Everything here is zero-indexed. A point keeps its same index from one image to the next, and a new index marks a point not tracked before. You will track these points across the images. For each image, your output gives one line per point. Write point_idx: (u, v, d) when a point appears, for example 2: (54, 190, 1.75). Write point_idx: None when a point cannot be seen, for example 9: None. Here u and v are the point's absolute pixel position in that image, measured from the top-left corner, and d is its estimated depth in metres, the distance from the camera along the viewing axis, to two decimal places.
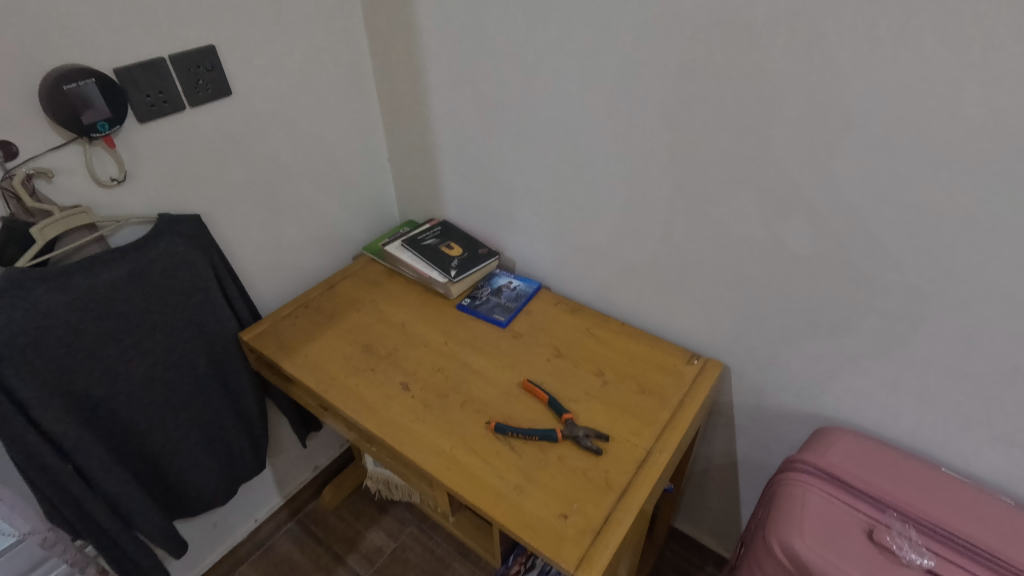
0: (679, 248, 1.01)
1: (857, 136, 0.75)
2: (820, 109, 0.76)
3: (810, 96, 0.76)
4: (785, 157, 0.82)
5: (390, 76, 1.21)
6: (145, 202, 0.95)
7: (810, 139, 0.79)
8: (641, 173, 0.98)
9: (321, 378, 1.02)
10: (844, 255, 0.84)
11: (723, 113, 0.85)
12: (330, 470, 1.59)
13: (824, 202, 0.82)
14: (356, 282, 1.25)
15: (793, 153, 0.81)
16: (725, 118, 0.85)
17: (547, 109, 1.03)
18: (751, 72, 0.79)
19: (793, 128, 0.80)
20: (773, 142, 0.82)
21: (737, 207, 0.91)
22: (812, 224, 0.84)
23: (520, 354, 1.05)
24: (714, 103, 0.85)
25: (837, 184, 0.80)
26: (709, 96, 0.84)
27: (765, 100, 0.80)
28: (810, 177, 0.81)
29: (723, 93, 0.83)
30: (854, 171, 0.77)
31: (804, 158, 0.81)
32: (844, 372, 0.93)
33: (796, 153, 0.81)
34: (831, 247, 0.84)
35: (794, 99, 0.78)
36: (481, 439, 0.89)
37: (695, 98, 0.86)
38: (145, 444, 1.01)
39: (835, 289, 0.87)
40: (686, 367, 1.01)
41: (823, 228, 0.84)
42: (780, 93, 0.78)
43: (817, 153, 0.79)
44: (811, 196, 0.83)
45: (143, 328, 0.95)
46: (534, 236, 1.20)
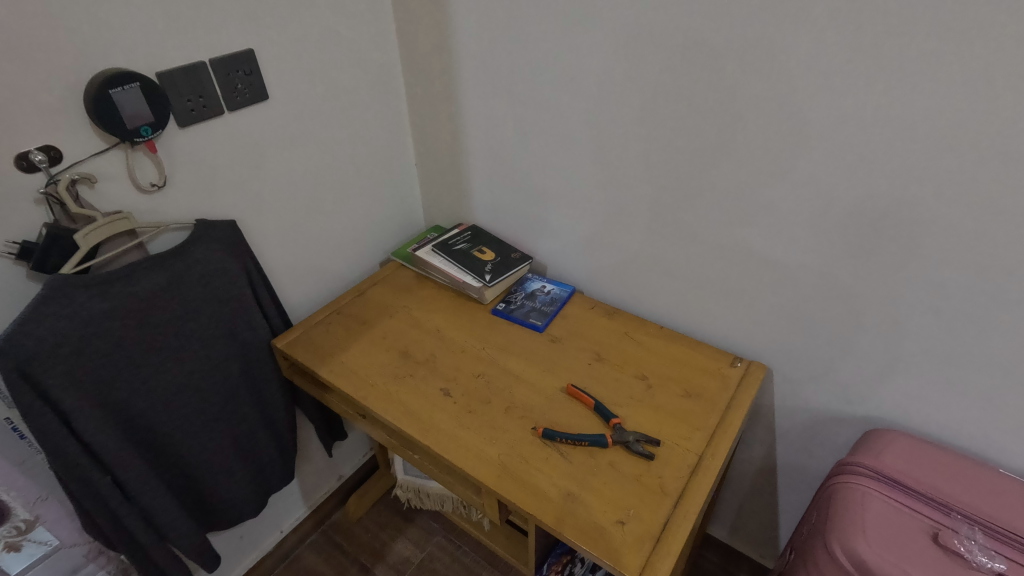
0: (721, 250, 0.99)
1: (919, 135, 0.73)
2: (879, 108, 0.74)
3: (869, 94, 0.74)
4: (834, 158, 0.81)
5: (421, 81, 1.20)
6: (182, 208, 0.93)
7: (866, 139, 0.77)
8: (682, 175, 0.96)
9: (360, 385, 1.00)
10: (895, 256, 0.82)
11: (774, 114, 0.83)
12: (353, 480, 1.57)
13: (879, 203, 0.80)
14: (387, 288, 1.24)
15: (847, 153, 0.79)
16: (774, 119, 0.83)
17: (585, 112, 1.02)
18: (804, 71, 0.78)
19: (850, 128, 0.77)
20: (822, 144, 0.81)
21: (786, 209, 0.89)
22: (865, 224, 0.83)
23: (560, 359, 1.04)
24: (764, 104, 0.83)
25: (889, 184, 0.78)
26: (759, 96, 0.83)
27: (816, 100, 0.79)
28: (866, 177, 0.79)
29: (774, 94, 0.81)
30: (912, 171, 0.76)
31: (860, 158, 0.79)
32: (893, 375, 0.91)
33: (852, 152, 0.79)
34: (885, 248, 0.83)
35: (853, 98, 0.76)
36: (529, 446, 0.88)
37: (743, 98, 0.84)
38: (181, 454, 0.99)
39: (886, 289, 0.85)
40: (729, 370, 1.00)
41: (878, 228, 0.82)
42: (836, 93, 0.76)
43: (872, 153, 0.77)
44: (865, 196, 0.81)
45: (180, 336, 0.93)
46: (566, 239, 1.19)
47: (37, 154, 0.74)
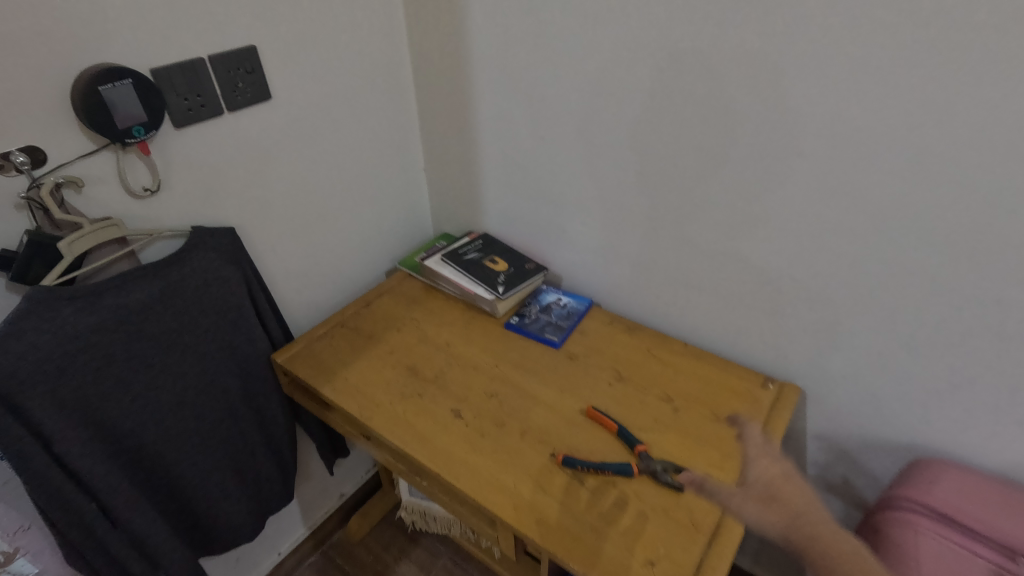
0: (753, 263, 0.92)
1: (986, 141, 0.66)
2: (938, 111, 0.68)
3: (926, 97, 0.68)
4: (883, 167, 0.74)
5: (432, 82, 1.15)
6: (178, 213, 0.87)
7: (921, 145, 0.70)
8: (712, 183, 0.90)
9: (365, 404, 0.93)
10: (948, 273, 0.75)
11: (818, 117, 0.76)
12: (356, 498, 1.50)
13: (933, 215, 0.73)
14: (393, 299, 1.17)
15: (899, 161, 0.72)
16: (818, 123, 0.76)
17: (606, 115, 0.95)
18: (852, 72, 0.71)
19: (905, 133, 0.71)
20: (870, 151, 0.74)
21: (827, 220, 0.82)
22: (915, 236, 0.76)
23: (578, 377, 0.97)
24: (807, 107, 0.76)
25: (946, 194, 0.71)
26: (801, 97, 0.76)
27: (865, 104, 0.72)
28: (918, 187, 0.72)
29: (818, 96, 0.75)
30: (974, 181, 0.69)
31: (915, 166, 0.72)
32: (941, 400, 0.84)
33: (906, 159, 0.72)
34: (939, 264, 0.75)
35: (910, 100, 0.69)
36: (547, 474, 0.81)
37: (782, 100, 0.78)
38: (173, 477, 0.93)
39: (936, 309, 0.78)
40: (760, 392, 0.93)
41: (931, 242, 0.75)
42: (890, 94, 0.70)
43: (926, 160, 0.70)
44: (917, 208, 0.73)
45: (174, 351, 0.87)
46: (583, 249, 1.13)
47: (19, 154, 0.68)
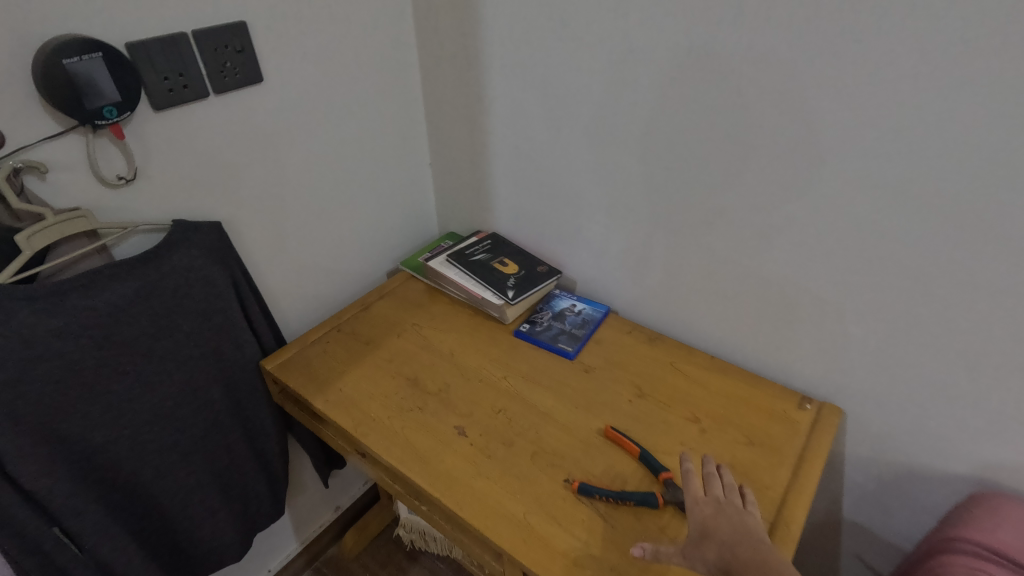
0: (792, 271, 0.83)
1: None
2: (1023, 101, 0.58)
3: (1009, 84, 0.59)
4: (950, 167, 0.65)
5: (440, 69, 1.06)
6: (158, 206, 0.79)
7: (1000, 142, 0.61)
8: (747, 181, 0.81)
9: (360, 419, 0.85)
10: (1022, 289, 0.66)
11: (876, 106, 0.67)
12: (353, 510, 1.41)
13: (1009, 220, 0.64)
14: (394, 302, 1.09)
15: (971, 159, 0.63)
16: (876, 114, 0.67)
17: (630, 106, 0.86)
18: (919, 56, 0.62)
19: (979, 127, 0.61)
20: (936, 147, 0.65)
21: (881, 225, 0.72)
22: (985, 247, 0.66)
23: (594, 393, 0.88)
24: (864, 95, 0.67)
25: None
26: (857, 84, 0.67)
27: (934, 92, 0.63)
28: (992, 189, 0.63)
29: (877, 82, 0.65)
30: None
31: (991, 164, 0.62)
32: (1005, 431, 0.75)
33: (981, 155, 0.63)
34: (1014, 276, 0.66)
35: (987, 88, 0.60)
36: (561, 504, 0.72)
37: (834, 88, 0.69)
38: (149, 496, 0.84)
39: (1004, 328, 0.69)
40: (797, 413, 0.84)
41: (1003, 253, 0.66)
42: (964, 81, 0.61)
43: (1004, 159, 0.61)
44: (989, 213, 0.64)
45: (152, 358, 0.79)
46: (600, 252, 1.04)
47: None
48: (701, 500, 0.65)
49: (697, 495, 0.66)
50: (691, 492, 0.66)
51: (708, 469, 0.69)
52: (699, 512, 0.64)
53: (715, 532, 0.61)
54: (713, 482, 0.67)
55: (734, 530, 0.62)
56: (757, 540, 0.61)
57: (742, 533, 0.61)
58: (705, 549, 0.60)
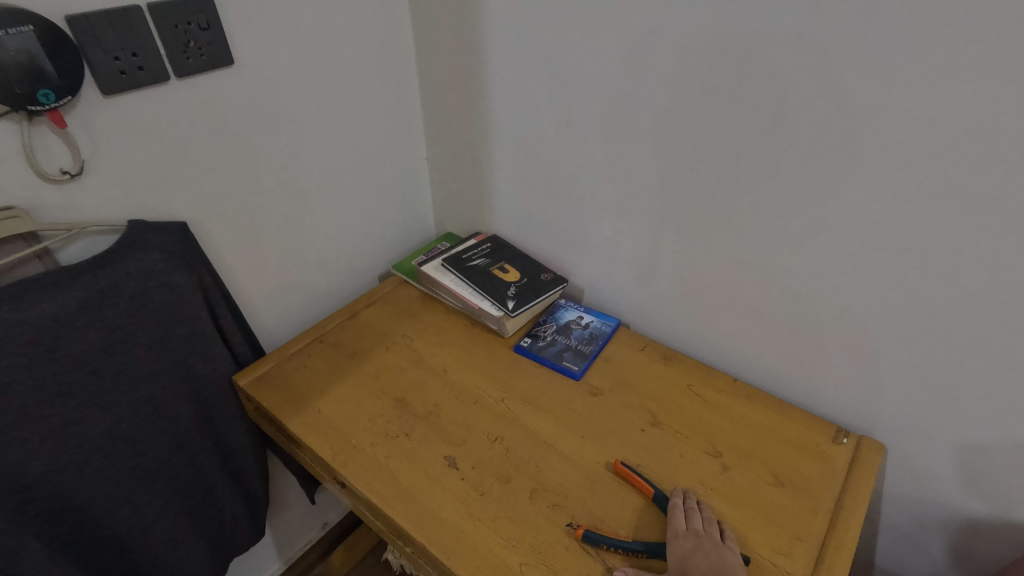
0: (831, 288, 0.72)
1: None
2: None
3: None
4: None
5: (436, 54, 0.96)
6: (111, 204, 0.70)
7: None
8: (783, 184, 0.70)
9: (339, 446, 0.76)
10: None
11: (946, 99, 0.56)
12: (342, 527, 1.33)
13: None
14: (384, 310, 1.00)
15: None
16: (942, 108, 0.57)
17: (647, 97, 0.76)
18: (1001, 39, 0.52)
19: None
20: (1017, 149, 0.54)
21: (942, 238, 0.62)
22: None
23: (603, 420, 0.78)
24: (928, 87, 0.57)
25: None
26: (921, 72, 0.57)
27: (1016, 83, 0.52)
28: None
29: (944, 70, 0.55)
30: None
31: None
32: None
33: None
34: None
35: None
36: (563, 554, 0.63)
37: (892, 77, 0.58)
38: (105, 529, 0.75)
39: None
40: (833, 449, 0.74)
41: None
42: None
43: None
44: None
45: (104, 376, 0.70)
46: (610, 260, 0.94)
47: None
48: (680, 534, 0.62)
49: (676, 530, 0.63)
50: (671, 527, 0.63)
51: (689, 503, 0.66)
52: (676, 547, 0.61)
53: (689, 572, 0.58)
54: (693, 517, 0.64)
55: (711, 569, 0.58)
56: None
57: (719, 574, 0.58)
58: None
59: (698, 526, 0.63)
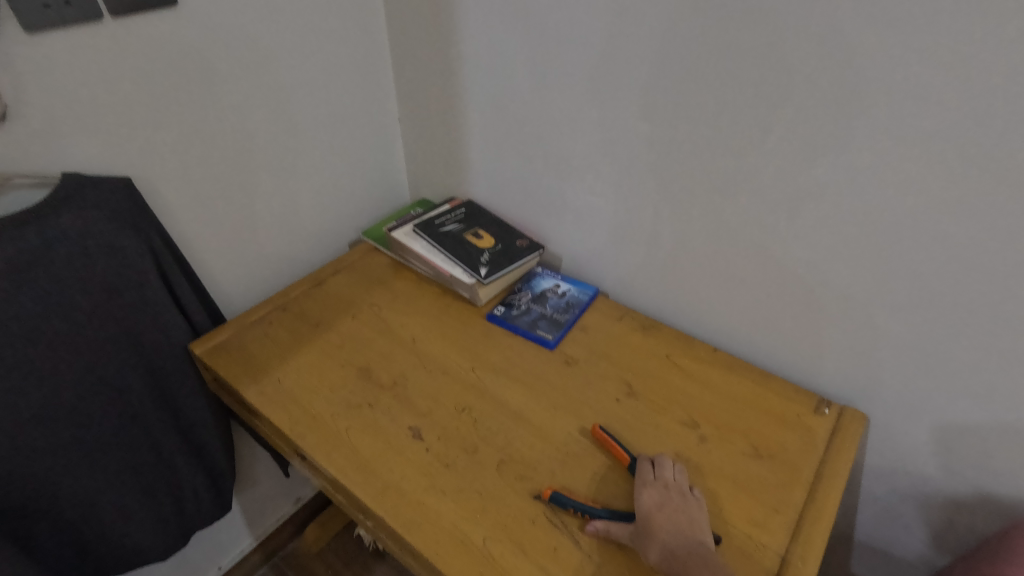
0: (816, 253, 0.69)
1: None
2: None
3: None
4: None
5: (405, 4, 0.90)
6: (42, 156, 0.64)
7: None
8: (771, 140, 0.66)
9: (297, 417, 0.72)
10: None
11: (941, 45, 0.52)
12: (317, 502, 1.30)
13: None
14: (352, 278, 0.95)
15: None
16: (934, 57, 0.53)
17: (626, 47, 0.71)
18: None
19: None
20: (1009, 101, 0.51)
21: (939, 195, 0.58)
22: None
23: (576, 391, 0.75)
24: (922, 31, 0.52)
25: None
26: (916, 14, 0.52)
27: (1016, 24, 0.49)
28: None
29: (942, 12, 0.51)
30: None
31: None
32: None
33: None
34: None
35: None
36: (530, 528, 0.60)
37: (886, 19, 0.54)
38: (50, 502, 0.71)
39: None
40: (814, 419, 0.71)
41: None
42: None
43: None
44: None
45: (38, 341, 0.65)
46: (589, 226, 0.89)
47: None
48: (649, 485, 0.61)
49: (644, 481, 0.62)
50: (640, 475, 0.62)
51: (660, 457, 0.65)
52: (646, 497, 0.59)
53: (660, 522, 0.56)
54: (664, 468, 0.63)
55: (681, 519, 0.57)
56: (698, 536, 0.56)
57: (688, 525, 0.57)
58: (650, 542, 0.55)
59: (665, 476, 0.62)
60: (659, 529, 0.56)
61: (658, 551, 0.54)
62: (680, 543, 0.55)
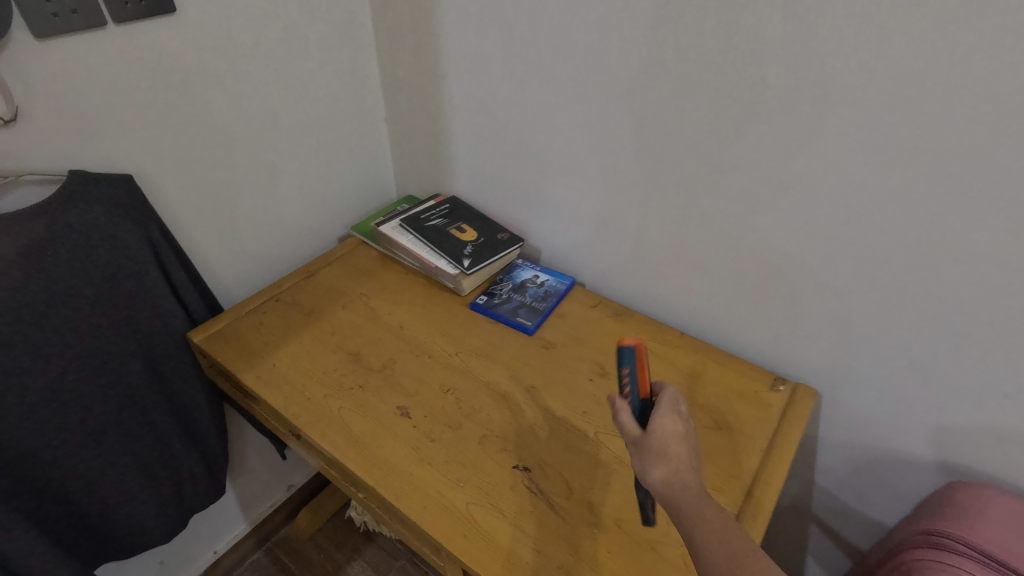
0: (768, 243, 0.75)
1: None
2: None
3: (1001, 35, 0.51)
4: (935, 132, 0.57)
5: (391, 10, 0.95)
6: (51, 154, 0.69)
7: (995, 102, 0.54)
8: (728, 140, 0.72)
9: (293, 398, 0.77)
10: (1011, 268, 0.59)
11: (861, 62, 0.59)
12: (308, 489, 1.35)
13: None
14: (342, 270, 1.00)
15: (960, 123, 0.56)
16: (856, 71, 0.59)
17: (599, 56, 0.77)
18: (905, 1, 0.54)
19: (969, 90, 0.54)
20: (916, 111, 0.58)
21: (877, 189, 0.63)
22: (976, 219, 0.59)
23: (554, 372, 0.81)
24: (839, 52, 0.59)
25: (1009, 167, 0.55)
26: (839, 34, 0.59)
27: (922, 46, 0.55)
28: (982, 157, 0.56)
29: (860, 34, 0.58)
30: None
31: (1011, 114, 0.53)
32: (981, 422, 0.69)
33: (1002, 105, 0.53)
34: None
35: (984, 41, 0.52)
36: (508, 493, 0.66)
37: (819, 42, 0.60)
38: (56, 480, 0.75)
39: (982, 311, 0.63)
40: (770, 396, 0.78)
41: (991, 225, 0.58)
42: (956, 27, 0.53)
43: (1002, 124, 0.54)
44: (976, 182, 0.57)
45: (46, 326, 0.70)
46: (567, 220, 0.95)
47: None
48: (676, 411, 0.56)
49: (671, 408, 0.56)
50: (672, 400, 0.56)
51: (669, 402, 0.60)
52: (670, 424, 0.54)
53: (677, 452, 0.52)
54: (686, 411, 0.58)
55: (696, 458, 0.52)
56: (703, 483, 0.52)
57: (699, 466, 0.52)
58: (658, 465, 0.51)
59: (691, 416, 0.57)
60: (671, 453, 0.51)
61: (663, 473, 0.50)
62: (688, 477, 0.50)
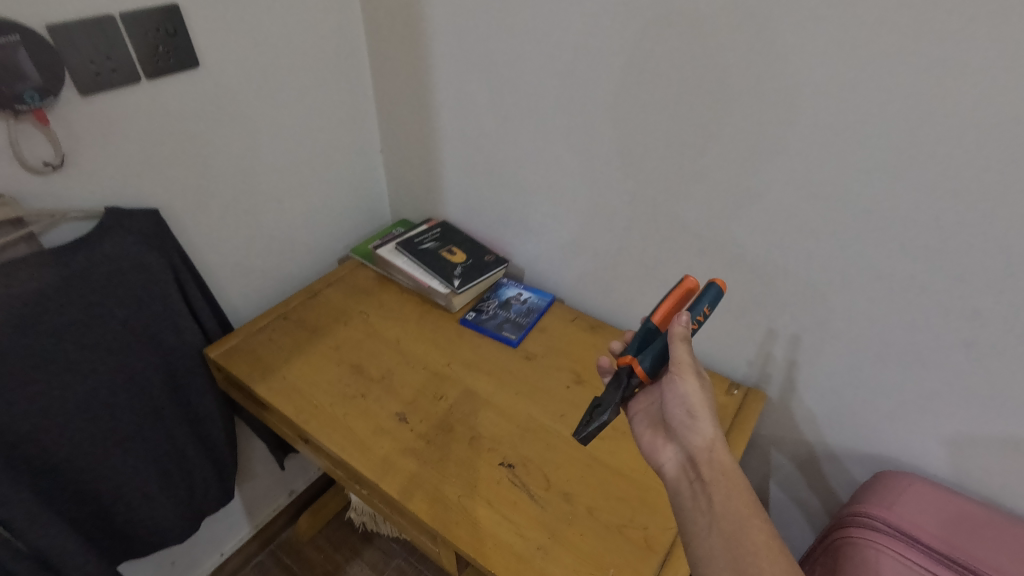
0: (718, 268, 0.86)
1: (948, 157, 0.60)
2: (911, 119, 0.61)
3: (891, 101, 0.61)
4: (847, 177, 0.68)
5: (387, 56, 1.05)
6: (89, 193, 0.78)
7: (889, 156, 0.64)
8: (680, 178, 0.82)
9: (302, 406, 0.86)
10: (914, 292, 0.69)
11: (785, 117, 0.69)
12: (309, 494, 1.43)
13: (924, 220, 0.65)
14: (343, 289, 1.09)
15: (864, 171, 0.66)
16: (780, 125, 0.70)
17: (571, 102, 0.88)
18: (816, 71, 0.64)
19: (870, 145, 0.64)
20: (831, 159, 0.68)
21: (806, 222, 0.74)
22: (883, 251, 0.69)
23: (535, 380, 0.91)
24: (766, 110, 0.70)
25: (905, 209, 0.65)
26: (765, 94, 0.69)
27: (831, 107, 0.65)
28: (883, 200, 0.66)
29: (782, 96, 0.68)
30: (974, 177, 0.60)
31: (907, 163, 0.64)
32: (898, 424, 0.79)
33: (899, 156, 0.64)
34: (926, 273, 0.68)
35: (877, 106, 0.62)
36: (494, 486, 0.75)
37: (751, 101, 0.71)
38: (86, 483, 0.84)
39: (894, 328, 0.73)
40: (725, 398, 0.89)
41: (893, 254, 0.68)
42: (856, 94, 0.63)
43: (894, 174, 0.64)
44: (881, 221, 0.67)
45: (82, 344, 0.79)
46: (547, 243, 1.06)
47: None
48: None
49: None
50: None
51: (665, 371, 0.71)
52: None
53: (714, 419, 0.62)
54: None
55: None
56: None
57: None
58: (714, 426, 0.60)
59: None
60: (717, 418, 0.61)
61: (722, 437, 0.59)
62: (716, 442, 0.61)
